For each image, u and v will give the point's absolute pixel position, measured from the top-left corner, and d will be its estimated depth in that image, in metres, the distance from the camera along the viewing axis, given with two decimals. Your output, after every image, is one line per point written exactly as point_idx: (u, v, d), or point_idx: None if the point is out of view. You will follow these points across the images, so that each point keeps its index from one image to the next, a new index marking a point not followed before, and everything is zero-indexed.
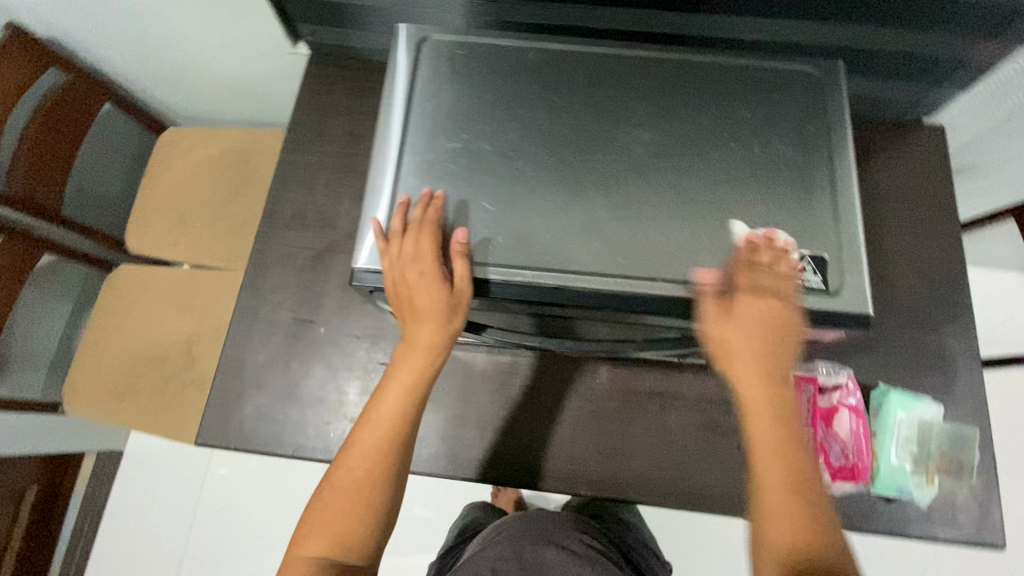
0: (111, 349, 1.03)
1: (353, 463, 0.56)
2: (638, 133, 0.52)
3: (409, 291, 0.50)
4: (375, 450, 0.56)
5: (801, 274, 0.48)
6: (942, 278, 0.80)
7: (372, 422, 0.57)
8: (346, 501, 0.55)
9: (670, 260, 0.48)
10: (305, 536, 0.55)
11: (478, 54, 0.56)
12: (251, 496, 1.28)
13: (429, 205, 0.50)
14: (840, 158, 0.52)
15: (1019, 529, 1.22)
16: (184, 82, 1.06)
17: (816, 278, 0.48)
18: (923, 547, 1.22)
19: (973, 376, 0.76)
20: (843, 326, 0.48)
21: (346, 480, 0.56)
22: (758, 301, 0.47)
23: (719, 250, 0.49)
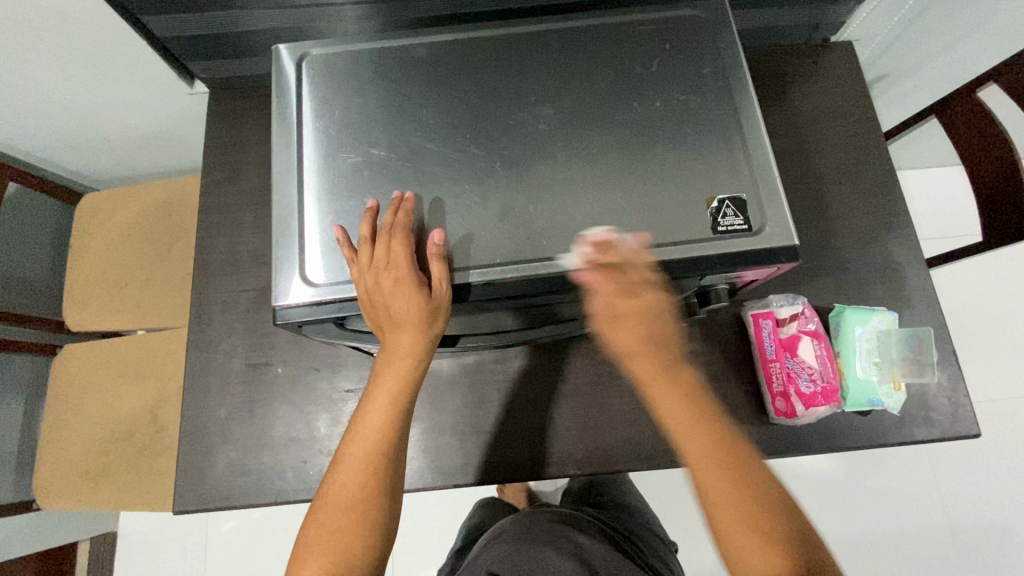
0: (74, 432, 0.99)
1: (345, 475, 0.55)
2: (538, 109, 0.51)
3: (385, 296, 0.47)
4: (366, 462, 0.55)
5: (721, 218, 0.48)
6: (876, 189, 0.82)
7: (362, 431, 0.56)
8: (342, 515, 0.53)
9: (592, 232, 0.48)
10: (303, 557, 0.53)
11: (364, 62, 0.54)
12: (259, 548, 1.25)
13: (399, 208, 0.48)
14: (741, 94, 0.51)
15: (997, 411, 1.27)
16: (90, 145, 1.01)
17: (738, 220, 0.48)
18: (915, 449, 1.26)
19: (921, 278, 0.78)
20: (774, 263, 0.47)
21: (338, 495, 0.54)
22: (627, 303, 0.46)
23: (640, 212, 0.48)
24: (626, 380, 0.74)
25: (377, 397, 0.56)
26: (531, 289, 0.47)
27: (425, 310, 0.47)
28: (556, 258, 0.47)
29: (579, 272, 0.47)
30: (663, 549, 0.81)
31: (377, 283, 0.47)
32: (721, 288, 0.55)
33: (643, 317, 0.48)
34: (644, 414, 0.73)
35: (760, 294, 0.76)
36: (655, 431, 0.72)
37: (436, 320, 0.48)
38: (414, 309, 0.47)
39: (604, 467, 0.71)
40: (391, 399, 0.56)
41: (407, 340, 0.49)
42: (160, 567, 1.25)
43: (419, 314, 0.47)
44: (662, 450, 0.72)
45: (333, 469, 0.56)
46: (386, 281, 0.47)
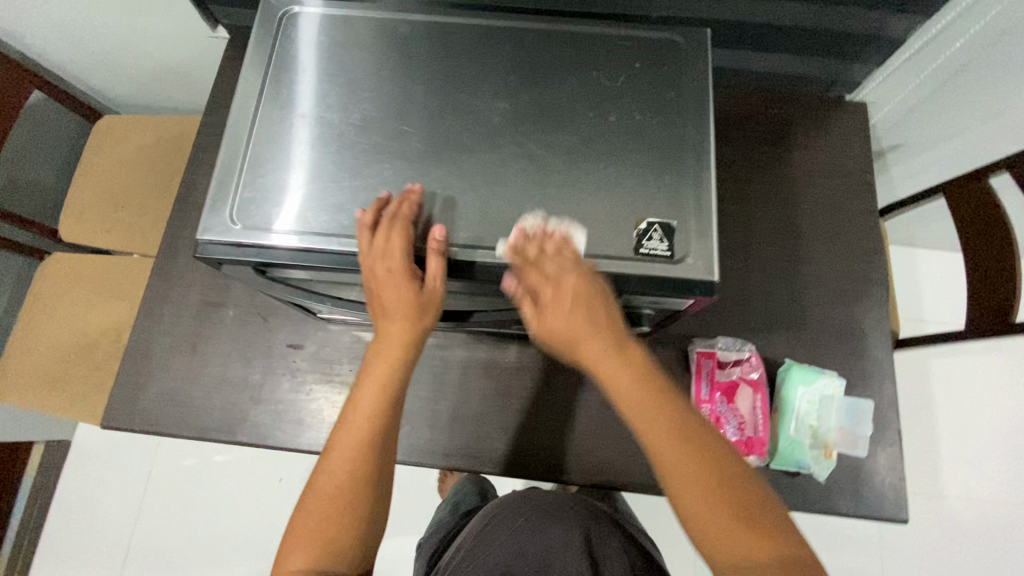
0: (42, 336, 1.02)
1: (335, 466, 0.52)
2: (497, 104, 0.52)
3: (378, 288, 0.48)
4: (354, 450, 0.52)
5: (645, 240, 0.48)
6: (858, 253, 0.80)
7: (348, 420, 0.53)
8: (332, 507, 0.51)
9: (517, 230, 0.49)
10: (289, 551, 0.51)
11: (347, 29, 0.56)
12: (204, 486, 1.29)
13: (405, 200, 0.48)
14: (698, 124, 0.52)
15: (960, 507, 1.24)
16: (116, 67, 1.05)
17: (662, 246, 0.48)
18: (868, 527, 1.23)
19: (882, 351, 0.76)
20: (689, 294, 0.48)
21: (328, 486, 0.52)
22: (550, 294, 0.46)
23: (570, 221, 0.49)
24: (559, 390, 0.74)
25: (367, 385, 0.52)
26: (447, 274, 0.49)
27: (415, 303, 0.48)
28: (478, 249, 0.48)
29: (503, 279, 0.48)
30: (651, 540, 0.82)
31: (372, 271, 0.47)
32: (645, 312, 0.56)
33: (572, 310, 0.46)
34: (571, 425, 0.73)
35: (711, 334, 0.75)
36: (576, 445, 0.72)
37: (426, 313, 0.49)
38: (408, 304, 0.48)
39: (520, 470, 0.71)
40: (377, 387, 0.52)
41: (394, 330, 0.51)
42: (106, 483, 1.29)
43: (408, 307, 0.48)
44: (580, 465, 0.71)
45: (322, 459, 0.53)
46: (384, 268, 0.47)
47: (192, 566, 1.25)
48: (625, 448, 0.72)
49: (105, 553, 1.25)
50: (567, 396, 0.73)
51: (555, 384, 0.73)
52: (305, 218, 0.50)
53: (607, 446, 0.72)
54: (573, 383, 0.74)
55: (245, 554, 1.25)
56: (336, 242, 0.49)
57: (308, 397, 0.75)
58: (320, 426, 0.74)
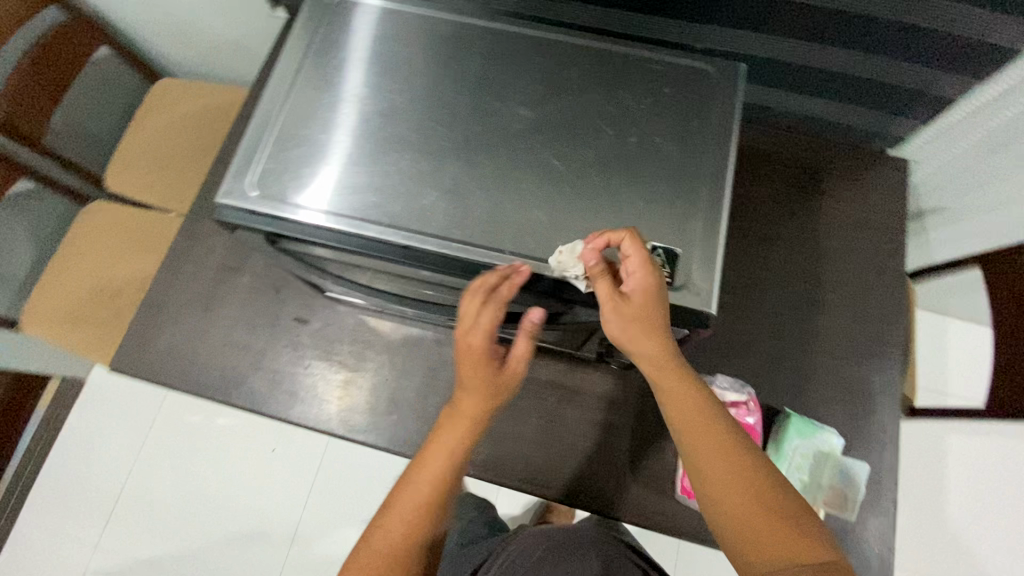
0: (74, 275, 1.07)
1: (391, 524, 0.49)
2: (521, 111, 0.53)
3: (463, 357, 0.49)
4: (413, 514, 0.49)
5: None
6: (878, 310, 0.77)
7: (411, 480, 0.50)
8: (380, 569, 0.47)
9: (521, 235, 0.49)
10: None
11: (389, 22, 0.58)
12: (200, 445, 1.33)
13: (508, 278, 0.47)
14: (717, 155, 0.52)
15: None
16: (180, 34, 1.11)
17: (663, 271, 0.48)
18: None
19: (888, 415, 0.73)
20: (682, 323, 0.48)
21: (381, 545, 0.48)
22: (640, 277, 0.46)
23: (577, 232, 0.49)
24: (550, 403, 0.73)
25: (434, 456, 0.50)
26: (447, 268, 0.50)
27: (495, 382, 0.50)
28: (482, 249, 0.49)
29: (590, 255, 0.46)
30: None
31: (463, 343, 0.48)
32: None
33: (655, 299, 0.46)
34: (556, 440, 0.72)
35: (711, 370, 0.74)
36: (559, 460, 0.71)
37: (502, 392, 0.50)
38: (488, 385, 0.49)
39: (500, 477, 0.71)
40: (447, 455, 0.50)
41: (471, 406, 0.50)
42: (110, 426, 1.34)
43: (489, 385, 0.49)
44: (559, 482, 0.70)
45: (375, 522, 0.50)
46: (468, 340, 0.48)
47: (176, 520, 1.28)
48: (608, 471, 0.71)
49: (100, 492, 1.29)
50: (557, 410, 0.73)
51: (547, 396, 0.73)
52: (319, 195, 0.51)
53: (590, 465, 0.71)
54: (564, 398, 0.74)
55: (228, 517, 1.28)
56: (345, 221, 0.50)
57: (305, 371, 0.76)
58: (312, 402, 0.75)
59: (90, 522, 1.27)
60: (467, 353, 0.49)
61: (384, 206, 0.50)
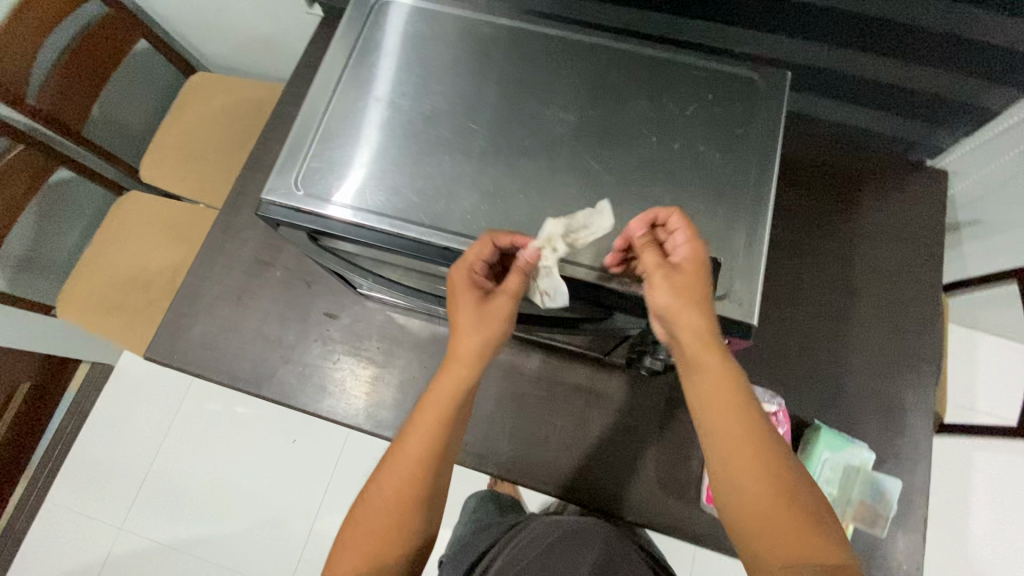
0: (108, 262, 1.10)
1: (386, 478, 0.52)
2: (563, 117, 0.53)
3: (456, 294, 0.51)
4: (407, 471, 0.51)
5: None
6: (914, 325, 0.76)
7: (406, 440, 0.52)
8: (380, 517, 0.51)
9: None
10: (339, 554, 0.52)
11: (433, 24, 0.58)
12: (223, 432, 1.35)
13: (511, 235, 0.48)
14: (760, 164, 0.51)
15: None
16: (216, 29, 1.12)
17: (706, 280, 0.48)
18: None
19: (921, 432, 0.72)
20: (723, 332, 0.48)
21: (377, 497, 0.52)
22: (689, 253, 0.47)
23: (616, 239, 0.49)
24: (576, 406, 0.73)
25: (424, 412, 0.52)
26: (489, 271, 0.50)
27: (480, 313, 0.50)
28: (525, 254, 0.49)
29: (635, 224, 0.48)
30: None
31: (457, 279, 0.50)
32: None
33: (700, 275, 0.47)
34: (582, 444, 0.72)
35: None
36: (584, 464, 0.71)
37: (489, 325, 0.51)
38: (476, 317, 0.50)
39: (522, 476, 0.71)
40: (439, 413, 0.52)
41: (464, 347, 0.52)
42: (137, 411, 1.37)
43: (477, 318, 0.50)
44: (584, 486, 0.70)
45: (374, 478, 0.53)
46: (461, 277, 0.49)
47: (197, 506, 1.30)
48: (634, 476, 0.71)
49: (125, 474, 1.32)
50: (583, 413, 0.73)
51: (573, 400, 0.73)
52: (363, 194, 0.51)
53: (615, 470, 0.71)
54: (590, 402, 0.74)
55: (247, 505, 1.30)
56: (387, 221, 0.50)
57: (334, 365, 0.77)
58: (339, 396, 0.76)
59: (116, 503, 1.30)
60: (460, 291, 0.50)
61: (427, 207, 0.51)
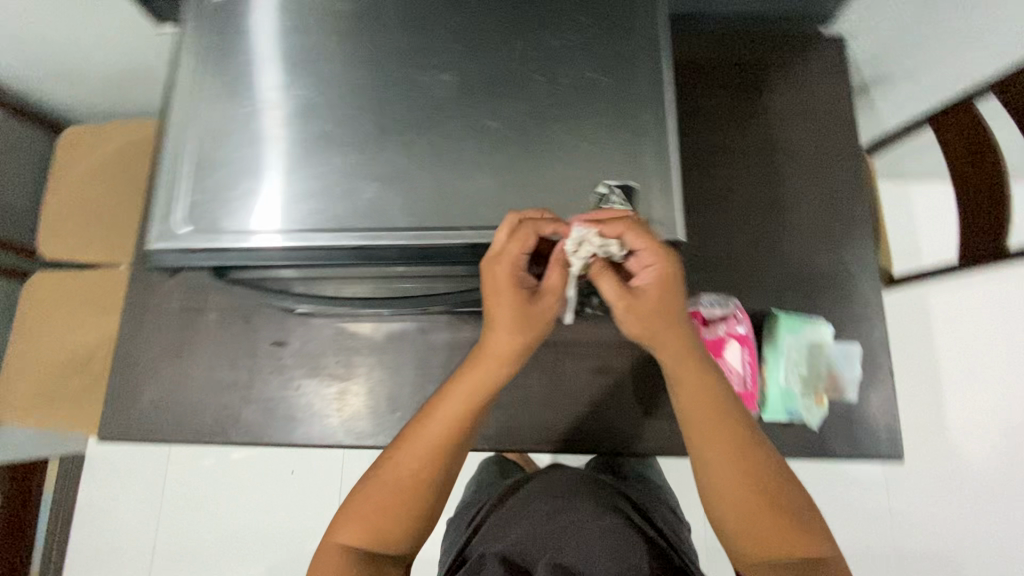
0: (32, 353, 1.02)
1: (400, 458, 0.53)
2: (445, 80, 0.50)
3: (490, 298, 0.48)
4: (424, 454, 0.53)
5: (607, 205, 0.47)
6: (844, 193, 0.78)
7: (428, 423, 0.53)
8: (390, 498, 0.53)
9: (473, 211, 0.48)
10: (340, 522, 0.53)
11: (281, 11, 0.53)
12: (219, 484, 1.32)
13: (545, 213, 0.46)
14: (653, 78, 0.50)
15: (966, 437, 1.24)
16: (69, 76, 1.03)
17: (623, 208, 0.47)
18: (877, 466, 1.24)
19: (870, 292, 0.75)
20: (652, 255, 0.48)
21: (388, 477, 0.53)
22: (649, 275, 0.48)
23: (528, 194, 0.48)
24: (546, 362, 0.73)
25: (448, 399, 0.53)
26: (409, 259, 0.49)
27: (523, 316, 0.48)
28: (439, 232, 0.48)
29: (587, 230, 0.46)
30: (674, 519, 0.81)
31: (492, 279, 0.47)
32: None
33: (663, 296, 0.49)
34: (560, 395, 0.72)
35: (694, 292, 0.74)
36: (567, 414, 0.72)
37: (532, 328, 0.48)
38: (516, 316, 0.48)
39: (511, 443, 0.72)
40: (463, 404, 0.53)
41: (500, 345, 0.49)
42: (124, 490, 1.32)
43: (516, 321, 0.48)
44: (572, 434, 0.71)
45: (387, 455, 0.54)
46: (499, 274, 0.47)
47: (214, 563, 1.28)
48: (616, 411, 0.72)
49: (134, 554, 1.29)
50: (555, 366, 0.73)
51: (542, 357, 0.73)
52: (255, 216, 0.49)
53: (597, 411, 0.72)
54: (558, 353, 0.73)
55: (266, 546, 1.29)
56: (293, 235, 0.48)
57: (297, 391, 0.75)
58: (312, 420, 0.74)
59: None
60: (491, 294, 0.48)
61: (329, 212, 0.49)
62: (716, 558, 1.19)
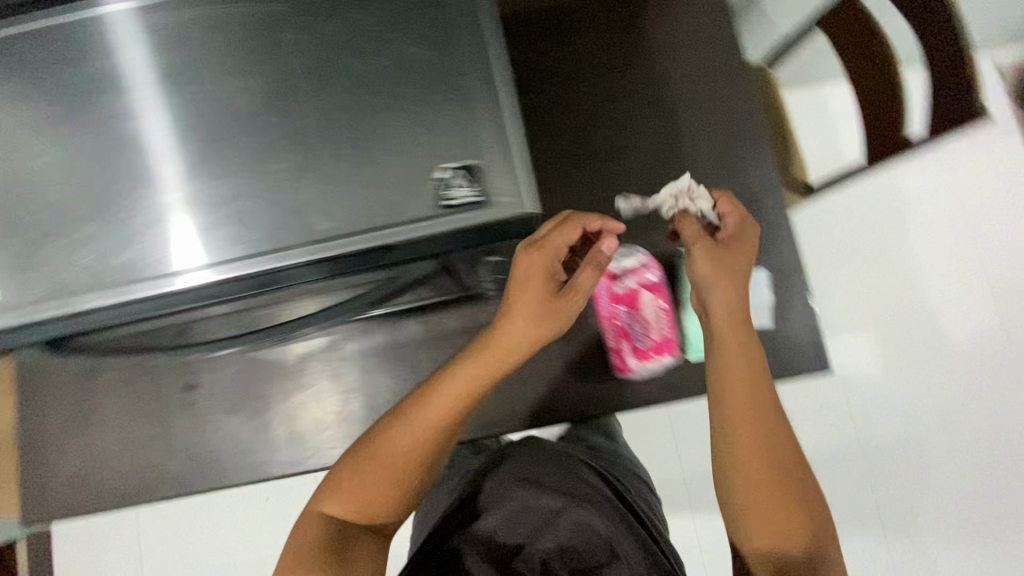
0: None
1: (399, 435, 0.52)
2: (245, 82, 0.44)
3: (522, 283, 0.55)
4: (423, 431, 0.53)
5: (446, 185, 0.41)
6: (736, 116, 0.76)
7: (433, 398, 0.54)
8: (387, 473, 0.52)
9: (305, 225, 0.42)
10: (328, 494, 0.52)
11: (42, 36, 0.45)
12: (192, 531, 1.27)
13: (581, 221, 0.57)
14: (477, 32, 0.44)
15: (917, 326, 1.26)
16: None
17: (465, 185, 0.41)
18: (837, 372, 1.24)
19: (777, 212, 0.74)
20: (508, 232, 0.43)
21: (386, 449, 0.52)
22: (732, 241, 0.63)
23: (363, 193, 0.42)
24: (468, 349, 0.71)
25: (453, 379, 0.54)
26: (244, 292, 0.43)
27: (544, 307, 0.55)
28: (269, 257, 0.42)
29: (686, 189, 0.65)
30: (643, 489, 0.83)
31: (525, 268, 0.54)
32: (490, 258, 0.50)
33: (737, 256, 0.62)
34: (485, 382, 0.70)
35: None
36: (495, 397, 0.71)
37: (545, 320, 0.55)
38: (538, 307, 0.55)
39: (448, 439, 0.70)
40: (466, 387, 0.54)
41: (513, 331, 0.55)
42: (96, 557, 1.27)
43: (537, 308, 0.55)
44: (503, 416, 0.71)
45: (381, 431, 0.53)
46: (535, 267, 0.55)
47: None
48: (544, 384, 0.70)
49: None
50: None
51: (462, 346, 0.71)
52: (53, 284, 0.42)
53: (524, 388, 0.71)
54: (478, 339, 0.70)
55: None
56: (108, 294, 0.42)
57: (219, 433, 0.71)
58: (241, 458, 0.71)
59: None
60: (523, 280, 0.55)
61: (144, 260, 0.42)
62: (697, 492, 1.21)
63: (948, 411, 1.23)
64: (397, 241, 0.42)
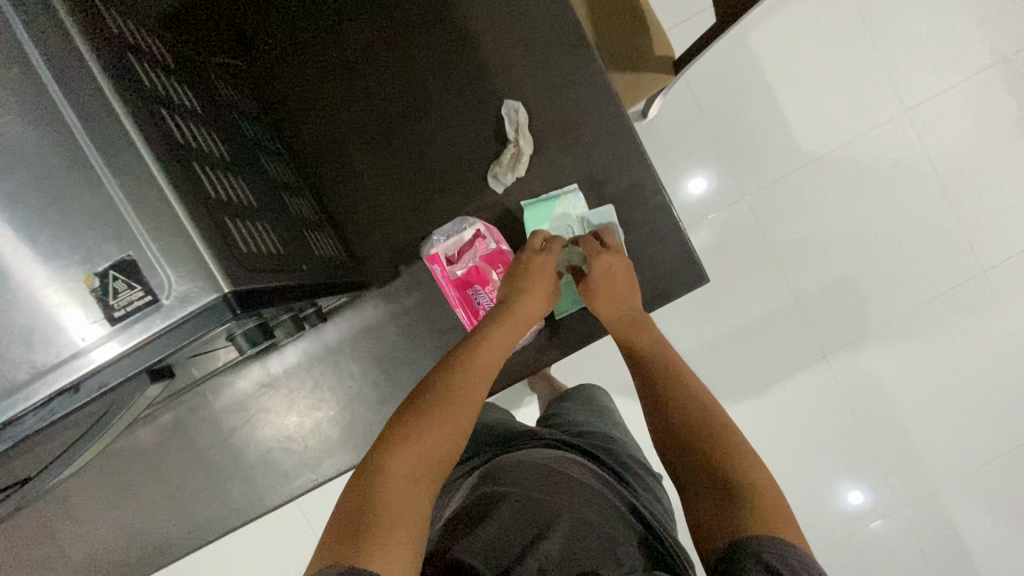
0: None
1: (462, 385, 0.55)
2: None
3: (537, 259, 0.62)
4: (480, 385, 0.56)
5: (107, 302, 0.34)
6: (538, 20, 0.63)
7: (483, 355, 0.57)
8: (454, 421, 0.54)
9: None
10: (390, 448, 0.50)
11: None
12: None
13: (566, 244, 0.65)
14: (72, 81, 0.34)
15: (843, 167, 1.17)
16: None
17: (131, 298, 0.34)
18: (774, 241, 1.17)
19: (614, 121, 0.63)
20: (202, 334, 0.35)
21: (450, 400, 0.54)
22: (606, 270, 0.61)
23: (16, 331, 0.34)
24: (332, 373, 0.67)
25: (499, 336, 0.59)
26: None
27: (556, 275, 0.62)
28: None
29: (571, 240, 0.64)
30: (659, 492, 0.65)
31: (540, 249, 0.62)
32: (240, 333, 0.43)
33: (610, 289, 0.62)
34: (358, 400, 0.66)
35: (432, 222, 0.65)
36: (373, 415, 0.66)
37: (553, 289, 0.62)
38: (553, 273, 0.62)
39: (339, 468, 0.67)
40: (504, 346, 0.59)
41: (540, 290, 0.61)
42: None
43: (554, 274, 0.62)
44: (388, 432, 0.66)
45: (424, 404, 0.54)
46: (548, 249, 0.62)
47: None
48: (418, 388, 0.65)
49: None
50: (339, 372, 0.66)
51: (323, 370, 0.67)
52: None
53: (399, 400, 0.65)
54: (337, 359, 0.66)
55: None
56: None
57: (111, 534, 0.68)
58: (143, 551, 0.68)
59: None
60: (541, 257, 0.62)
61: None
62: None
63: (888, 241, 1.17)
64: (77, 380, 0.34)
